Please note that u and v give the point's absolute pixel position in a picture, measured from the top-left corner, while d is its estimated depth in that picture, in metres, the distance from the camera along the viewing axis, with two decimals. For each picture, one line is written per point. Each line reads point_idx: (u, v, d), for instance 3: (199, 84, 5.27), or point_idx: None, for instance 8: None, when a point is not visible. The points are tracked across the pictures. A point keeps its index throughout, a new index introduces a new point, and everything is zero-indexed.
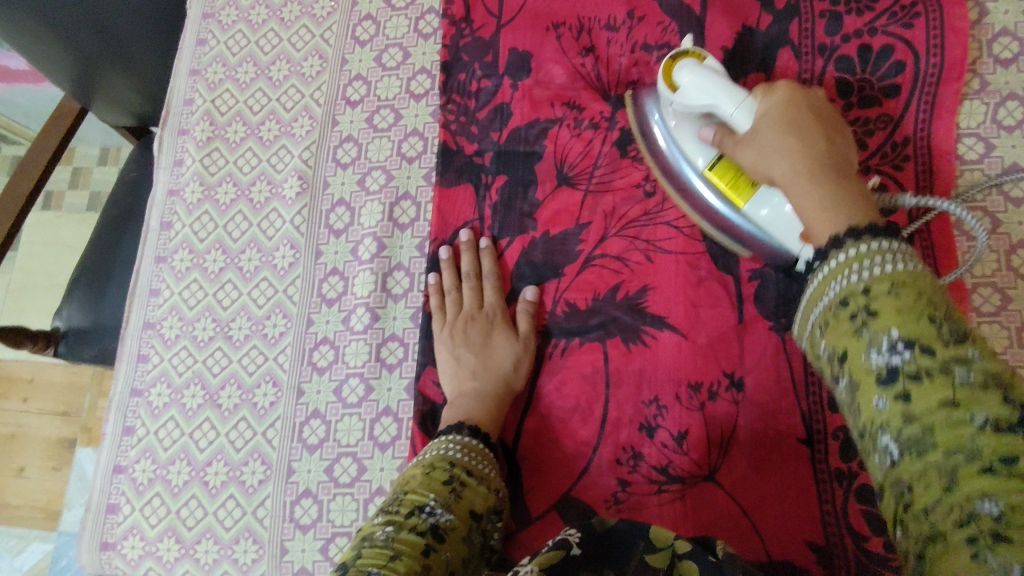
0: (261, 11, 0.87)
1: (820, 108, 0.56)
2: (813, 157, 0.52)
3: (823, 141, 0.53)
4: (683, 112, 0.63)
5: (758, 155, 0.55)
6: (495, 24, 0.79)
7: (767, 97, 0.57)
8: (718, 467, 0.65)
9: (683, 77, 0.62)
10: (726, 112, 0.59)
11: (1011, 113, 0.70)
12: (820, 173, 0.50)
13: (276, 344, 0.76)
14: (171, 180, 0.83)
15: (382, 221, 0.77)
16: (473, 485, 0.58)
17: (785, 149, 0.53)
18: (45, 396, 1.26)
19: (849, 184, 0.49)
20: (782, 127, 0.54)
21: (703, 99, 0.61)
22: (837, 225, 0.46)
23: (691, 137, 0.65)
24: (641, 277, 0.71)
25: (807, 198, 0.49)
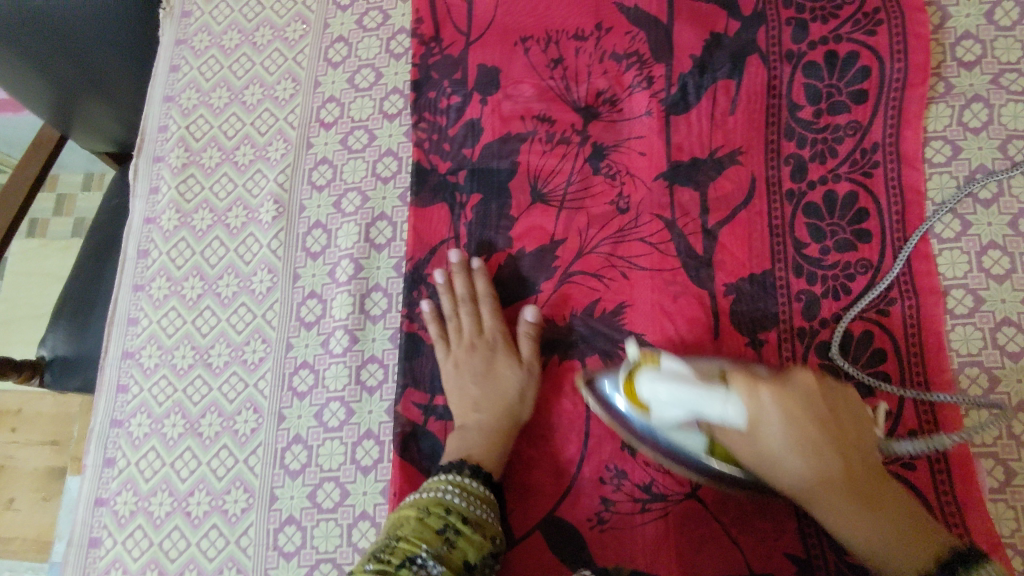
0: (233, 36, 0.87)
1: (813, 387, 0.55)
2: (840, 471, 0.53)
3: (833, 443, 0.53)
4: (662, 423, 0.56)
5: (764, 442, 0.53)
6: (465, 41, 0.80)
7: (761, 405, 0.52)
8: (701, 483, 0.65)
9: (659, 392, 0.53)
10: (713, 417, 0.52)
11: (976, 115, 0.71)
12: (836, 475, 0.53)
13: (255, 370, 0.75)
14: (147, 208, 0.83)
15: (359, 243, 0.77)
16: (468, 534, 0.58)
17: (801, 441, 0.53)
18: (34, 427, 1.25)
19: (883, 489, 0.53)
20: (793, 422, 0.52)
21: (676, 412, 0.53)
22: (916, 565, 0.50)
23: (671, 433, 0.58)
24: (618, 291, 0.71)
25: (861, 534, 0.52)
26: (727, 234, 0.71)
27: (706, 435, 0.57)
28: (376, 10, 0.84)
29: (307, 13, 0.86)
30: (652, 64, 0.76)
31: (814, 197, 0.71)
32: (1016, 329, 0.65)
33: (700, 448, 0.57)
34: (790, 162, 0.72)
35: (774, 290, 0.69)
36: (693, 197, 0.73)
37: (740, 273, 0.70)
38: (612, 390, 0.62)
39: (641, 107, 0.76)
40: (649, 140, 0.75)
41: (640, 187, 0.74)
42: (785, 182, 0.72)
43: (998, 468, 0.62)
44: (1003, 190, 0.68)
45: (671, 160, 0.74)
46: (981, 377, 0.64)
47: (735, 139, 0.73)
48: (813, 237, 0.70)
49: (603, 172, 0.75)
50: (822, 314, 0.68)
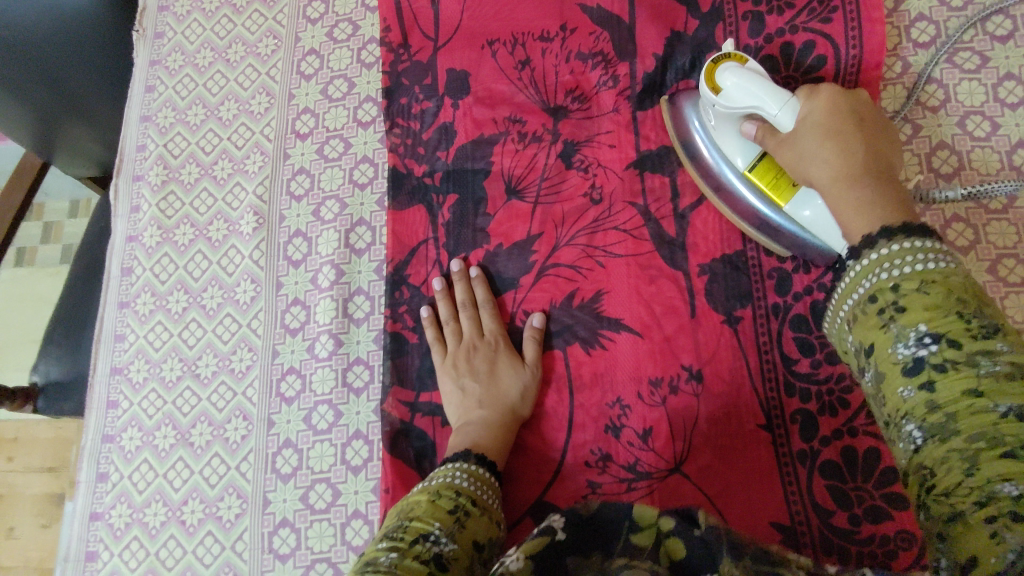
0: (206, 54, 0.89)
1: (862, 112, 0.58)
2: (859, 155, 0.55)
3: (862, 142, 0.56)
4: (727, 112, 0.65)
5: (798, 149, 0.59)
6: (433, 47, 0.82)
7: (808, 103, 0.60)
8: (684, 460, 0.66)
9: (728, 82, 0.64)
10: (768, 113, 0.62)
11: (932, 95, 0.73)
12: (849, 153, 0.55)
13: (243, 378, 0.76)
14: (129, 226, 0.84)
15: (339, 248, 0.78)
16: (477, 515, 0.58)
17: (824, 151, 0.56)
18: (33, 453, 1.25)
19: (885, 186, 0.52)
20: (827, 114, 0.58)
21: (744, 101, 0.63)
22: (873, 221, 0.49)
23: (727, 125, 0.67)
24: (595, 280, 0.73)
25: (842, 211, 0.53)
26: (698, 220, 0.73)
27: (757, 157, 0.66)
28: (346, 21, 0.86)
29: (278, 28, 0.88)
30: (616, 61, 0.78)
31: None
32: None
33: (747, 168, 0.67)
34: None
35: (746, 271, 0.71)
36: (663, 186, 0.75)
37: (712, 256, 0.72)
38: (692, 114, 0.72)
39: (609, 105, 0.78)
40: (617, 134, 0.77)
41: (612, 179, 0.76)
42: None
43: None
44: (963, 165, 0.71)
45: (640, 152, 0.76)
46: None
47: None
48: None
49: (575, 166, 0.77)
50: (795, 291, 0.69)
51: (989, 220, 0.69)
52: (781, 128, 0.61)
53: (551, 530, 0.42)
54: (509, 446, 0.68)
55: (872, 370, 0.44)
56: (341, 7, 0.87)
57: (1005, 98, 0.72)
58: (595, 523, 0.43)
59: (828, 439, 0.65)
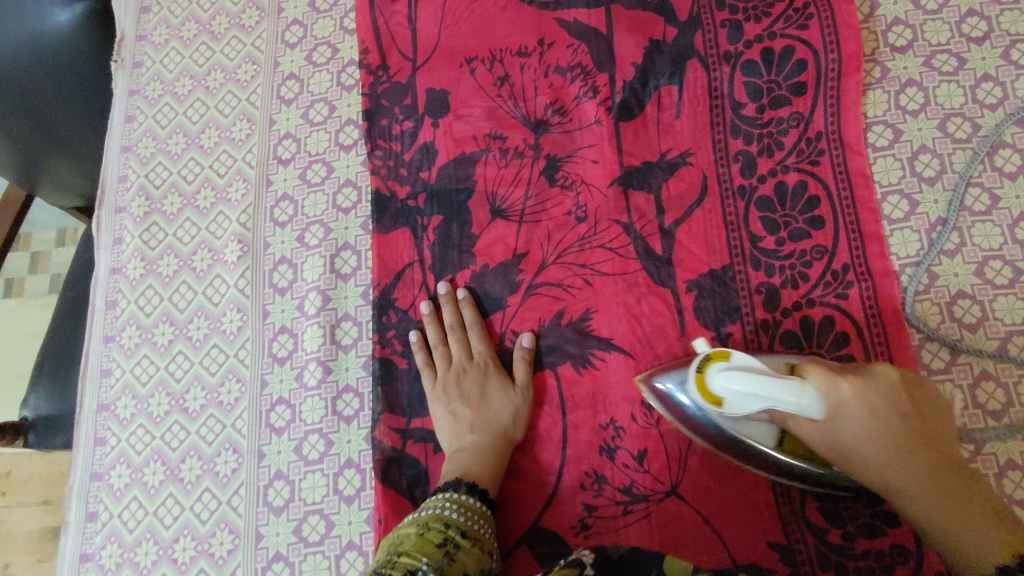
0: (186, 82, 0.88)
1: (897, 390, 0.55)
2: (909, 438, 0.54)
3: (906, 430, 0.54)
4: (733, 419, 0.58)
5: (845, 433, 0.54)
6: (411, 68, 0.81)
7: (833, 386, 0.54)
8: (679, 480, 0.66)
9: (733, 385, 0.55)
10: (787, 406, 0.54)
11: (912, 98, 0.73)
12: (908, 456, 0.54)
13: (232, 411, 0.75)
14: (112, 259, 0.83)
15: (324, 274, 0.78)
16: (467, 547, 0.57)
17: (881, 446, 0.54)
18: (24, 489, 1.24)
19: (962, 489, 0.53)
20: (866, 410, 0.54)
21: (753, 401, 0.55)
22: (985, 548, 0.50)
23: (728, 425, 0.60)
24: (583, 299, 0.72)
25: (926, 507, 0.54)
26: (684, 233, 0.73)
27: (781, 435, 0.57)
28: (325, 45, 0.86)
29: (257, 53, 0.87)
30: (596, 75, 0.78)
31: (765, 189, 0.73)
32: (971, 301, 0.67)
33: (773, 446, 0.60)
34: (739, 159, 0.74)
35: (734, 284, 0.71)
36: (648, 200, 0.74)
37: (700, 270, 0.71)
38: (676, 390, 0.62)
39: (590, 117, 0.77)
40: (600, 149, 0.76)
41: (596, 195, 0.75)
42: (736, 177, 0.73)
43: (967, 438, 0.63)
44: (945, 167, 0.71)
45: (624, 166, 0.75)
46: (942, 351, 0.66)
47: (684, 141, 0.75)
48: (768, 230, 0.71)
49: (559, 183, 0.76)
50: (783, 304, 0.69)
51: (974, 222, 0.69)
52: (805, 418, 0.54)
53: (578, 565, 0.49)
54: (502, 469, 0.67)
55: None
56: (319, 30, 0.86)
57: (984, 100, 0.72)
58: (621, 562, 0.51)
59: None
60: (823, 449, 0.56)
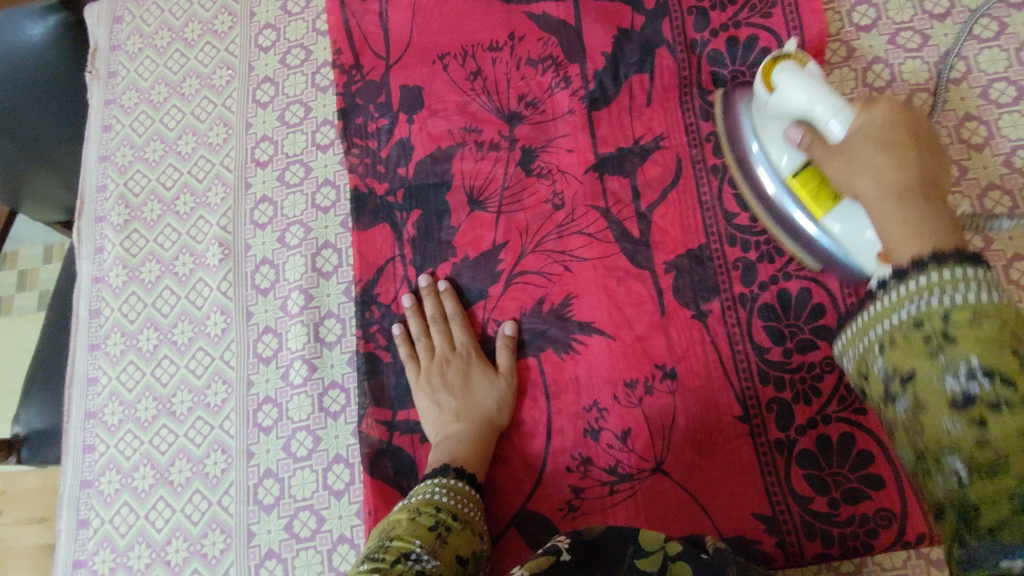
0: (161, 90, 0.89)
1: (922, 142, 0.55)
2: (919, 176, 0.53)
3: (921, 159, 0.54)
4: (776, 112, 0.61)
5: (855, 151, 0.55)
6: (385, 66, 0.82)
7: (873, 108, 0.56)
8: (664, 457, 0.66)
9: (789, 87, 0.58)
10: (821, 118, 0.57)
11: (879, 75, 0.75)
12: (910, 184, 0.52)
13: (219, 412, 0.76)
14: (94, 268, 0.84)
15: (306, 273, 0.78)
16: (458, 530, 0.58)
17: (882, 164, 0.54)
18: (20, 506, 1.23)
19: (939, 211, 0.50)
20: (879, 140, 0.54)
21: (797, 97, 0.58)
22: (911, 235, 0.49)
23: (776, 130, 0.64)
24: (563, 285, 0.73)
25: (886, 222, 0.52)
26: (660, 216, 0.74)
27: (801, 164, 0.62)
28: (298, 47, 0.87)
29: (231, 59, 0.88)
30: (567, 65, 0.79)
31: None
32: None
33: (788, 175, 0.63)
34: (711, 141, 0.75)
35: (711, 264, 0.72)
36: (623, 186, 0.75)
37: (677, 251, 0.73)
38: (744, 115, 0.70)
39: (563, 106, 0.78)
40: (574, 138, 0.77)
41: (572, 183, 0.76)
42: (709, 159, 0.74)
43: None
44: None
45: (599, 153, 0.76)
46: None
47: (656, 126, 0.76)
48: (742, 208, 0.73)
49: (535, 173, 0.77)
50: (760, 280, 0.70)
51: None
52: (829, 140, 0.57)
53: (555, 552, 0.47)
54: (488, 456, 0.68)
55: (907, 399, 0.43)
56: (292, 33, 0.87)
57: (948, 74, 0.74)
58: (595, 544, 0.50)
59: (803, 427, 0.65)
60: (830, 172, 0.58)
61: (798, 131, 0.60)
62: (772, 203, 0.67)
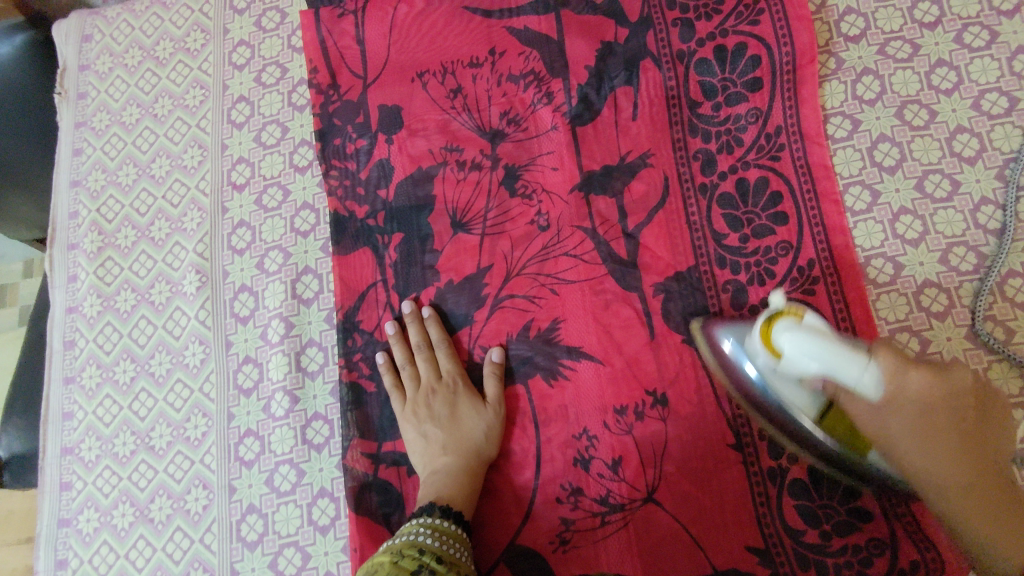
0: (133, 111, 0.86)
1: (965, 395, 0.54)
2: (962, 439, 0.52)
3: (965, 439, 0.52)
4: (787, 374, 0.56)
5: (895, 441, 0.53)
6: (362, 84, 0.79)
7: (904, 378, 0.52)
8: (656, 487, 0.65)
9: (800, 346, 0.54)
10: (848, 378, 0.52)
11: (869, 87, 0.73)
12: (964, 488, 0.52)
13: (200, 446, 0.74)
14: (68, 297, 0.81)
15: (286, 300, 0.76)
16: (443, 571, 0.56)
17: (946, 459, 0.52)
18: (6, 528, 1.20)
19: (1005, 512, 0.51)
20: (923, 418, 0.52)
21: (810, 363, 0.54)
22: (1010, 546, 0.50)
23: (778, 378, 0.59)
24: (550, 309, 0.71)
25: (969, 526, 0.52)
26: (648, 236, 0.72)
27: (825, 401, 0.58)
28: (273, 64, 0.84)
29: (204, 77, 0.85)
30: (549, 80, 0.77)
31: (726, 187, 0.72)
32: (938, 289, 0.67)
33: (813, 417, 0.59)
34: (699, 157, 0.73)
35: (701, 285, 0.70)
36: (610, 205, 0.73)
37: (666, 273, 0.71)
38: (732, 345, 0.63)
39: (547, 123, 0.76)
40: (559, 156, 0.75)
41: (557, 202, 0.74)
42: (697, 176, 0.73)
43: None
44: (905, 155, 0.70)
45: (584, 171, 0.74)
46: (912, 342, 0.66)
47: (642, 143, 0.74)
48: (731, 227, 0.71)
49: (519, 193, 0.75)
50: (751, 302, 0.68)
51: (936, 209, 0.69)
52: (861, 401, 0.53)
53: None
54: (477, 490, 0.66)
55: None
56: (267, 50, 0.84)
57: (940, 85, 0.72)
58: None
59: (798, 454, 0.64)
60: (867, 430, 0.54)
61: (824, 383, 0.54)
62: (796, 434, 0.62)
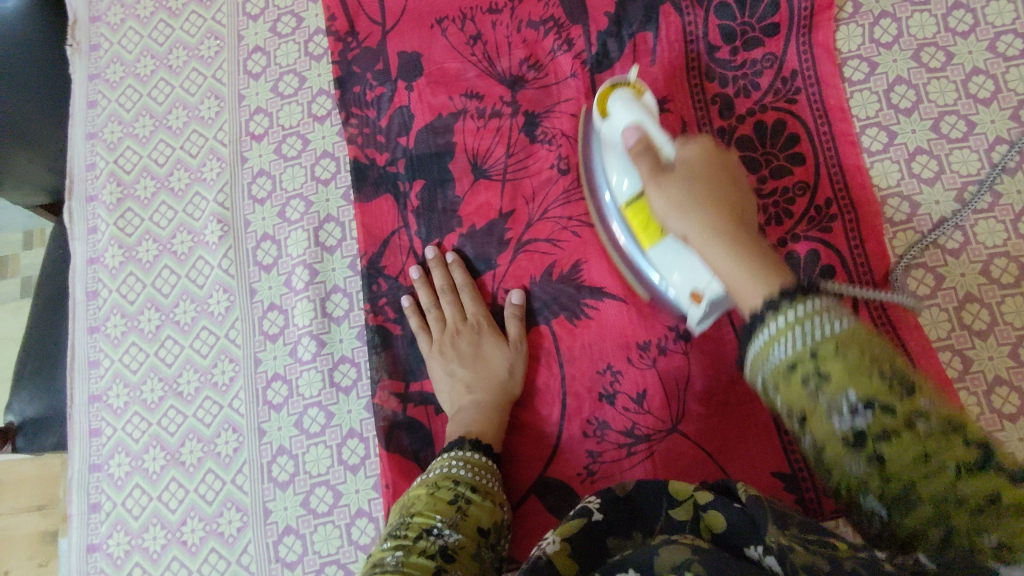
0: (147, 63, 0.86)
1: (733, 168, 0.55)
2: (723, 212, 0.51)
3: (730, 212, 0.51)
4: (614, 138, 0.62)
5: (665, 207, 0.53)
6: (381, 31, 0.80)
7: (684, 147, 0.55)
8: (680, 417, 0.67)
9: (624, 114, 0.60)
10: (658, 137, 0.57)
11: (886, 30, 0.74)
12: (717, 224, 0.50)
13: (228, 391, 0.75)
14: (89, 248, 0.81)
15: (310, 248, 0.77)
16: (478, 502, 0.58)
17: (699, 206, 0.52)
18: (18, 492, 1.18)
19: (746, 244, 0.49)
20: (692, 179, 0.53)
21: (628, 116, 0.59)
22: (761, 284, 0.45)
23: (615, 155, 0.63)
24: (572, 251, 0.72)
25: (719, 259, 0.49)
26: None
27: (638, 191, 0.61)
28: (288, 14, 0.84)
29: (219, 28, 0.85)
30: (569, 26, 0.77)
31: (745, 130, 0.73)
32: (954, 227, 0.69)
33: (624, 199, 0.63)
34: (718, 101, 0.74)
35: None
36: None
37: None
38: (597, 161, 0.68)
39: (566, 69, 0.77)
40: (578, 102, 0.76)
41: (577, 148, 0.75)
42: (715, 120, 0.74)
43: (956, 359, 0.66)
44: (922, 97, 0.72)
45: None
46: (927, 278, 0.68)
47: (661, 88, 0.75)
48: (749, 169, 0.72)
49: (539, 139, 0.76)
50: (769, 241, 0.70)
51: (952, 149, 0.71)
52: (645, 158, 0.55)
53: (587, 512, 0.49)
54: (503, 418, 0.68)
55: (809, 438, 0.40)
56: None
57: (956, 27, 0.73)
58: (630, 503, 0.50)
59: None
60: (671, 221, 0.54)
61: (634, 130, 0.57)
62: (628, 255, 0.67)
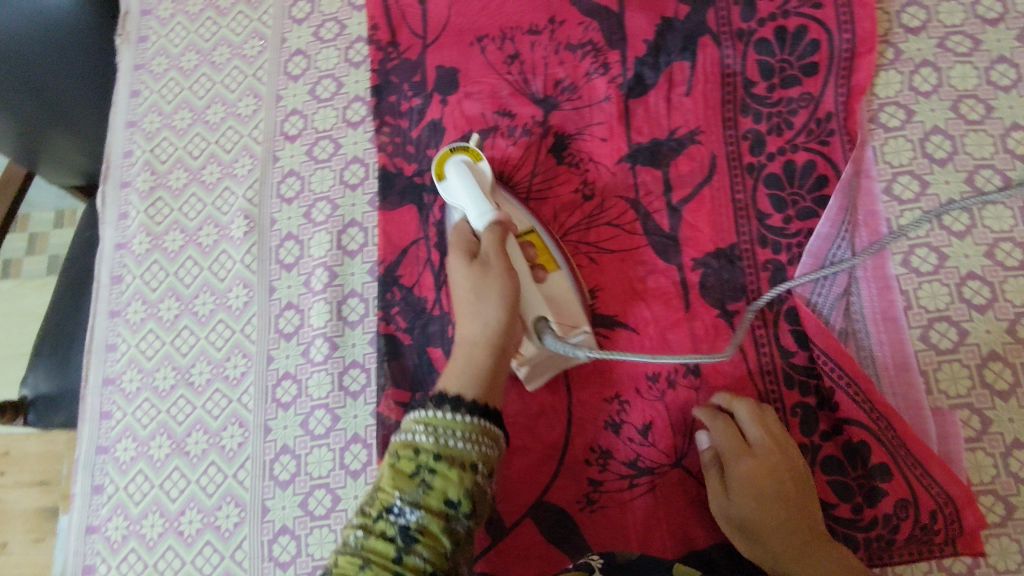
0: (191, 57, 0.88)
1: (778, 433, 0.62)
2: (786, 505, 0.58)
3: (781, 483, 0.59)
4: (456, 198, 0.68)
5: (735, 454, 0.60)
6: (422, 45, 0.81)
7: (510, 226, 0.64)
8: (685, 453, 0.66)
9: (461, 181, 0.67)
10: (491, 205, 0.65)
11: (926, 79, 0.74)
12: (779, 513, 0.57)
13: (238, 385, 0.75)
14: (118, 234, 0.83)
15: (331, 250, 0.78)
16: (443, 470, 0.53)
17: (761, 473, 0.59)
18: (23, 467, 1.19)
19: (797, 524, 0.57)
20: (743, 457, 0.60)
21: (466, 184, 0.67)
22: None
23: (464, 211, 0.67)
24: (589, 276, 0.73)
25: (792, 549, 0.55)
26: (691, 212, 0.73)
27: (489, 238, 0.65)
28: (332, 20, 0.85)
29: (264, 29, 0.87)
30: (606, 52, 0.78)
31: (774, 167, 0.73)
32: (981, 282, 0.68)
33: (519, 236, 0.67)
34: (748, 137, 0.74)
35: (740, 262, 0.71)
36: (656, 179, 0.74)
37: (706, 248, 0.72)
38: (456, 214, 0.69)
39: (600, 94, 0.77)
40: (609, 127, 0.76)
41: (604, 173, 0.75)
42: (745, 156, 0.74)
43: (974, 418, 0.65)
44: (957, 149, 0.72)
45: (633, 144, 0.75)
46: (950, 331, 0.67)
47: (693, 119, 0.75)
48: (775, 208, 0.72)
49: (567, 161, 0.76)
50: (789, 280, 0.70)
51: (986, 204, 0.70)
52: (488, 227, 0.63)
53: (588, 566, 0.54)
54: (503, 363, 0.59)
55: None
56: (327, 6, 0.86)
57: (998, 81, 0.73)
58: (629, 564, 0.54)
59: (828, 433, 0.65)
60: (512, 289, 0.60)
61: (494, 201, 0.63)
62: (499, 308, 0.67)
